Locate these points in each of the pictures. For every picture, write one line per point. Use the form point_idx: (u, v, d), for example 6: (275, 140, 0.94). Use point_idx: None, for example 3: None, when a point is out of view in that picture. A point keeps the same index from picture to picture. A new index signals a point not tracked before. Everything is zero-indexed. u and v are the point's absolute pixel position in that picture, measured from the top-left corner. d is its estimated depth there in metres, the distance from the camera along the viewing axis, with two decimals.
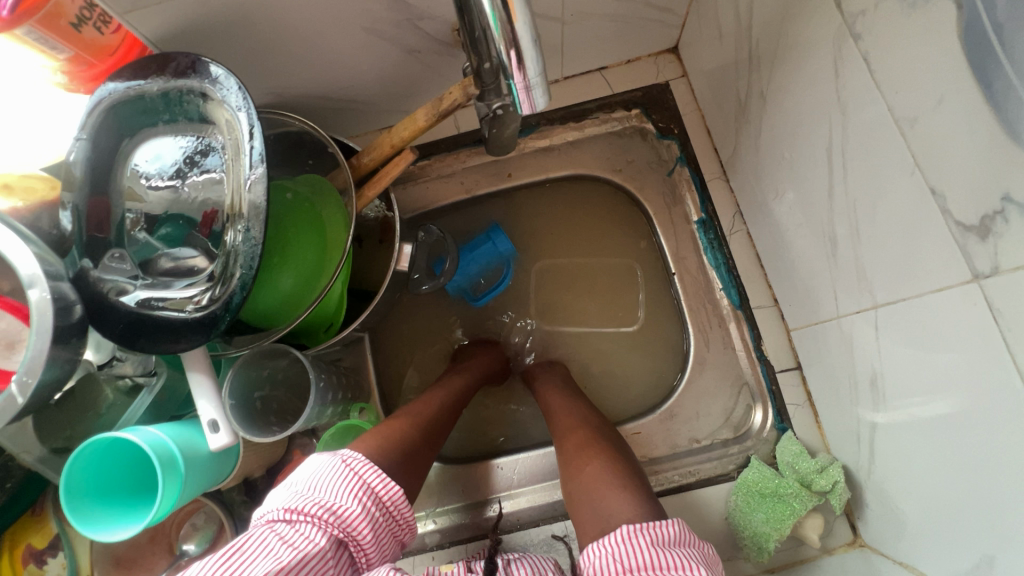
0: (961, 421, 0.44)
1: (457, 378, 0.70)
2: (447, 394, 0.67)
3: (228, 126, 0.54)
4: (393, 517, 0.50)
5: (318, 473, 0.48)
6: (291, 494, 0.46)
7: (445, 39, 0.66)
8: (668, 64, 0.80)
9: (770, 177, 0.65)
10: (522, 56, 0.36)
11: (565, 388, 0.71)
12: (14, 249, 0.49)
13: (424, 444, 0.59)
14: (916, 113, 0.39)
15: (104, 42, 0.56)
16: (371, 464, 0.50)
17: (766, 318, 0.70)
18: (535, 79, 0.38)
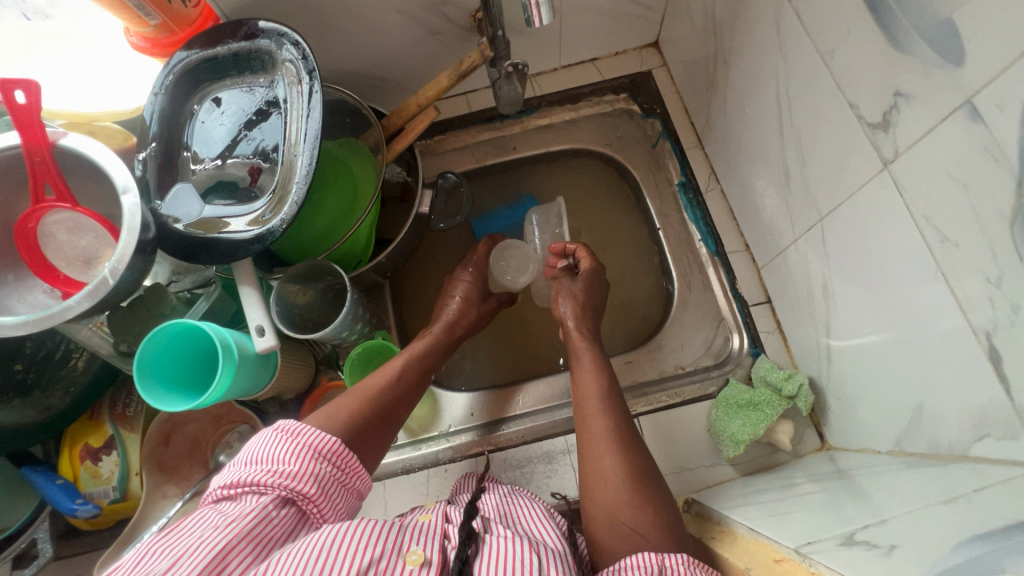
0: (886, 295, 0.53)
1: (421, 347, 0.70)
2: (410, 360, 0.67)
3: (290, 80, 0.66)
4: (339, 468, 0.53)
5: (259, 445, 0.52)
6: (235, 469, 0.50)
7: (464, 24, 0.79)
8: (651, 56, 0.94)
9: (736, 136, 0.76)
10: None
11: (589, 357, 0.67)
12: (112, 162, 0.58)
13: (378, 420, 0.60)
14: (834, 46, 0.51)
15: (186, 14, 0.68)
16: (308, 427, 0.53)
17: (740, 261, 0.81)
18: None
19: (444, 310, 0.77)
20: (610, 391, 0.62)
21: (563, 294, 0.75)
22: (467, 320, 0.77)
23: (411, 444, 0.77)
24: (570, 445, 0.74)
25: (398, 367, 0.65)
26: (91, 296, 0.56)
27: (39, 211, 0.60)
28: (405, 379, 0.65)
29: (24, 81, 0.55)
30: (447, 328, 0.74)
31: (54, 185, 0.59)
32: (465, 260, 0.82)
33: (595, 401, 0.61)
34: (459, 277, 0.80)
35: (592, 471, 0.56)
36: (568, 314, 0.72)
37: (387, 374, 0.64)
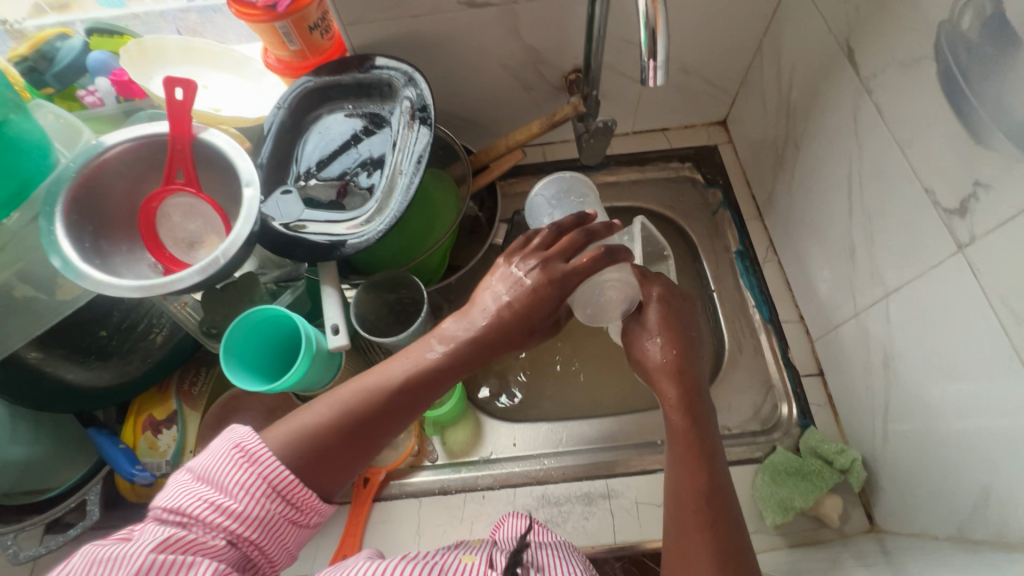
0: (955, 373, 0.54)
1: (426, 368, 0.60)
2: (402, 381, 0.59)
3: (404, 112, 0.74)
4: (291, 506, 0.53)
5: (213, 462, 0.52)
6: (183, 486, 0.50)
7: (555, 83, 0.87)
8: (718, 132, 1.01)
9: (799, 212, 0.81)
10: (656, 57, 0.51)
11: (675, 424, 0.62)
12: (241, 157, 0.65)
13: (347, 445, 0.56)
14: (912, 137, 0.56)
15: (321, 45, 0.78)
16: (269, 457, 0.53)
17: (794, 331, 0.83)
18: (659, 62, 0.52)
19: (473, 320, 0.63)
20: (703, 469, 0.58)
21: (660, 352, 0.66)
22: (505, 337, 0.63)
23: (451, 466, 0.78)
24: (611, 489, 0.74)
25: (387, 391, 0.59)
26: (202, 271, 0.60)
27: (166, 192, 0.67)
28: (394, 408, 0.59)
29: (184, 80, 0.63)
30: (463, 350, 0.62)
31: (186, 170, 0.66)
32: (540, 253, 0.65)
33: (704, 475, 0.58)
34: (519, 278, 0.64)
35: (678, 538, 0.56)
36: (684, 384, 0.64)
37: (370, 390, 0.59)
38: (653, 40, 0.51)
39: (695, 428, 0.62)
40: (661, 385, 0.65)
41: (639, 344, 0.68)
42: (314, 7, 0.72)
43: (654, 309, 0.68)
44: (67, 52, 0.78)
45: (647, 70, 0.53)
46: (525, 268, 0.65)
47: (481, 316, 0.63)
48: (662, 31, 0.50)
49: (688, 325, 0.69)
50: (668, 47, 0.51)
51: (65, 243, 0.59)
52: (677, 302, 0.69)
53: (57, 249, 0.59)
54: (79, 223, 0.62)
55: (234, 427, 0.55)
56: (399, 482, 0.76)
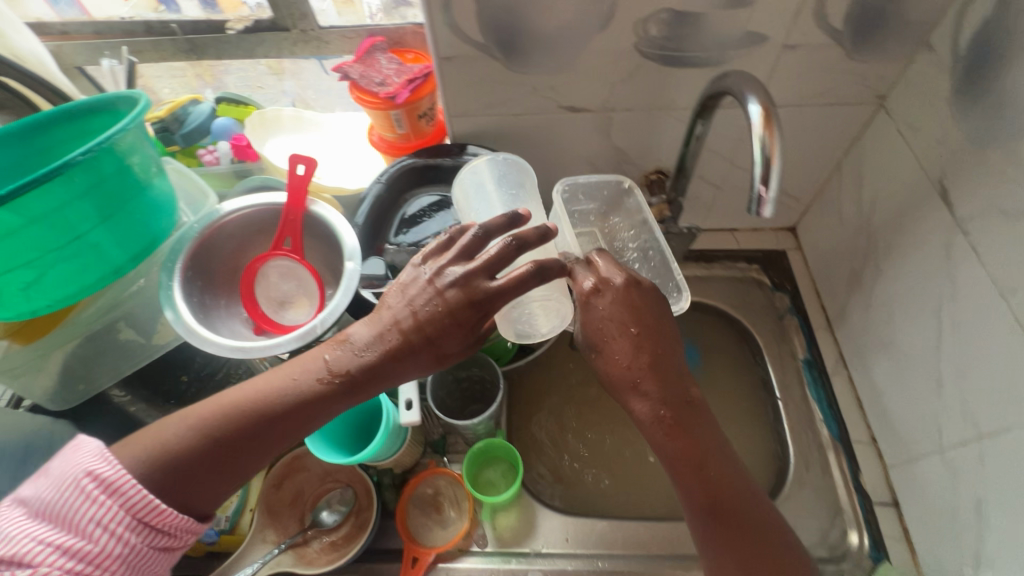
0: None
1: (304, 386, 0.56)
2: (289, 401, 0.56)
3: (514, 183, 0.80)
4: (153, 534, 0.51)
5: (57, 497, 0.48)
6: (24, 522, 0.48)
7: (635, 182, 0.91)
8: (786, 238, 1.02)
9: (876, 331, 0.80)
10: (768, 185, 0.53)
11: (673, 446, 0.60)
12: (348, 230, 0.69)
13: (222, 465, 0.54)
14: (1016, 286, 0.56)
15: (425, 130, 0.84)
16: (115, 485, 0.49)
17: (866, 453, 0.80)
18: (771, 194, 0.53)
19: (366, 334, 0.58)
20: (722, 486, 0.59)
21: (632, 351, 0.62)
22: (406, 357, 0.57)
23: (498, 555, 0.75)
24: None
25: (273, 404, 0.56)
26: (298, 338, 0.62)
27: (271, 255, 0.71)
28: (259, 428, 0.55)
29: (307, 159, 0.69)
30: (355, 372, 0.56)
31: (293, 239, 0.70)
32: (461, 265, 0.58)
33: (715, 484, 0.58)
34: (429, 294, 0.57)
35: (711, 555, 0.57)
36: (659, 392, 0.61)
37: (251, 409, 0.55)
38: (767, 169, 0.53)
39: (692, 435, 0.60)
40: (627, 400, 0.62)
41: (600, 347, 0.64)
42: (427, 99, 0.79)
43: (604, 295, 0.64)
44: (197, 116, 0.87)
45: (758, 195, 0.54)
46: (442, 274, 0.58)
47: (369, 334, 0.57)
48: (776, 163, 0.53)
49: (656, 321, 0.64)
50: (781, 179, 0.53)
51: (178, 297, 0.64)
52: (642, 303, 0.64)
53: (171, 303, 0.63)
54: (192, 278, 0.67)
55: (83, 442, 0.52)
56: (447, 565, 0.74)
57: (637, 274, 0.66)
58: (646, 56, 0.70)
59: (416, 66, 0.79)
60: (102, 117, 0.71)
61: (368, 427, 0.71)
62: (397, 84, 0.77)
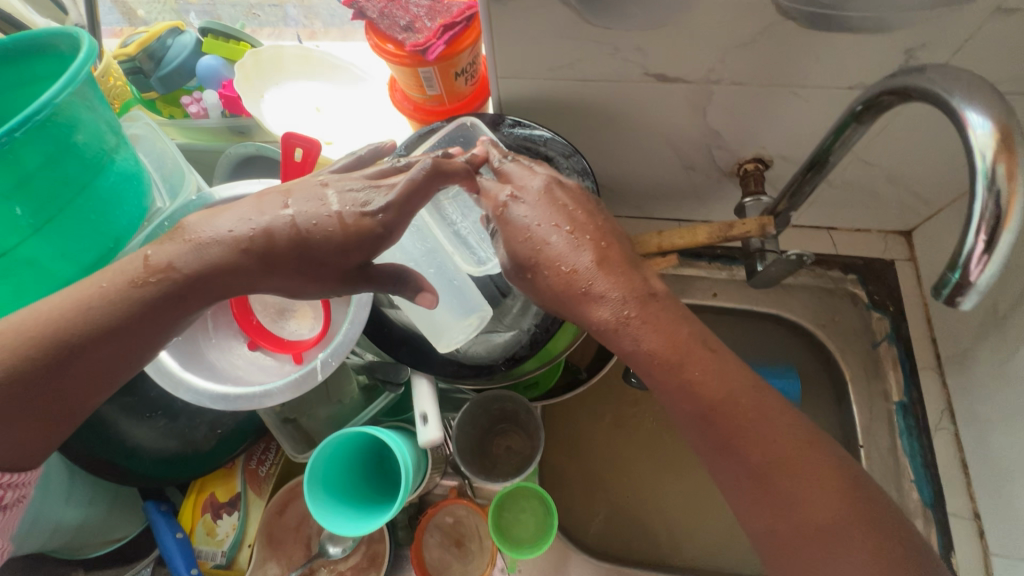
0: None
1: (118, 293, 0.43)
2: (97, 313, 0.42)
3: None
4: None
5: None
6: None
7: (726, 169, 0.71)
8: (897, 245, 0.83)
9: (1011, 395, 0.64)
10: (990, 248, 0.35)
11: (659, 341, 0.44)
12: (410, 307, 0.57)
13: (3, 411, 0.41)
14: None
15: (461, 91, 0.65)
16: None
17: (962, 529, 0.67)
18: (978, 283, 0.36)
19: (218, 224, 0.45)
20: (712, 380, 0.44)
21: (571, 249, 0.46)
22: (274, 259, 0.45)
23: None
24: None
25: (72, 326, 0.42)
26: (294, 387, 0.50)
27: None
28: (87, 356, 0.43)
29: (307, 140, 0.52)
30: (188, 273, 0.44)
31: None
32: (380, 190, 0.47)
33: (715, 386, 0.44)
34: (316, 195, 0.45)
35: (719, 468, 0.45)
36: (619, 288, 0.45)
37: (38, 327, 0.41)
38: (992, 227, 0.35)
39: (660, 324, 0.44)
40: (624, 350, 0.45)
41: (537, 261, 0.47)
42: (468, 52, 0.59)
43: (538, 198, 0.49)
44: (177, 52, 0.68)
45: (964, 266, 0.36)
46: (347, 194, 0.46)
47: (216, 224, 0.44)
48: (1011, 225, 0.34)
49: (602, 220, 0.49)
50: (1014, 246, 0.35)
51: None
52: (594, 207, 0.50)
53: None
54: None
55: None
56: None
57: (562, 174, 0.52)
58: (783, 15, 0.49)
59: (455, 6, 0.59)
60: (49, 63, 0.52)
61: (383, 471, 0.61)
62: (429, 31, 0.57)
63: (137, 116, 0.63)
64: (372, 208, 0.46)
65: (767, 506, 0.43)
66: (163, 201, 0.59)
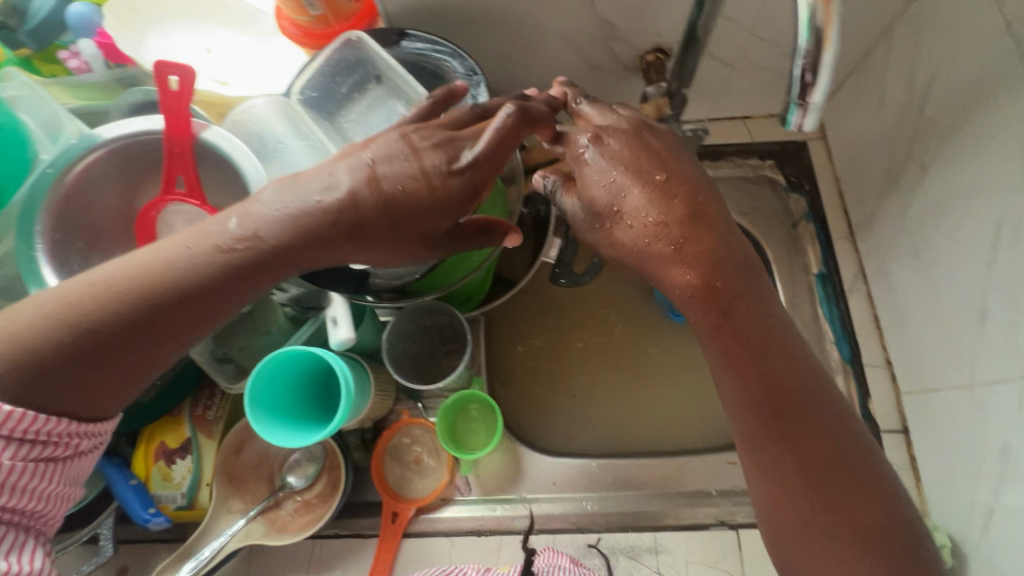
0: None
1: (207, 256, 0.45)
2: (178, 274, 0.45)
3: (370, 76, 0.61)
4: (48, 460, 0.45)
5: None
6: None
7: (629, 63, 0.71)
8: (808, 125, 0.85)
9: (911, 243, 0.68)
10: (816, 75, 0.39)
11: (743, 324, 0.46)
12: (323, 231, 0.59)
13: (61, 359, 0.43)
14: None
15: (346, 10, 0.62)
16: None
17: (877, 377, 0.73)
18: (815, 105, 0.41)
19: (287, 199, 0.45)
20: (770, 353, 0.47)
21: (645, 203, 0.47)
22: (363, 237, 0.46)
23: (483, 502, 0.71)
24: (659, 544, 0.67)
25: (160, 287, 0.45)
26: None
27: (164, 200, 0.56)
28: (167, 316, 0.45)
29: (182, 67, 0.53)
30: (269, 241, 0.45)
31: (187, 178, 0.55)
32: (474, 145, 0.47)
33: (784, 368, 0.47)
34: (399, 155, 0.45)
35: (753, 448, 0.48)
36: (693, 262, 0.46)
37: (123, 285, 0.44)
38: (815, 54, 0.38)
39: (734, 319, 0.46)
40: (696, 319, 0.47)
41: (615, 209, 0.48)
42: None
43: (613, 157, 0.49)
44: (44, 3, 0.65)
45: (799, 93, 0.40)
46: (419, 146, 0.47)
47: (303, 193, 0.45)
48: (830, 47, 0.38)
49: (704, 184, 0.48)
50: (834, 67, 0.39)
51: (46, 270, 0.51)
52: (703, 184, 0.48)
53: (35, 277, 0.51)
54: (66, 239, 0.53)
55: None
56: (430, 517, 0.70)
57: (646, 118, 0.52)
58: None
59: None
60: None
61: (329, 399, 0.62)
62: None
63: (9, 73, 0.60)
64: (460, 164, 0.47)
65: (820, 502, 0.46)
66: (49, 153, 0.59)
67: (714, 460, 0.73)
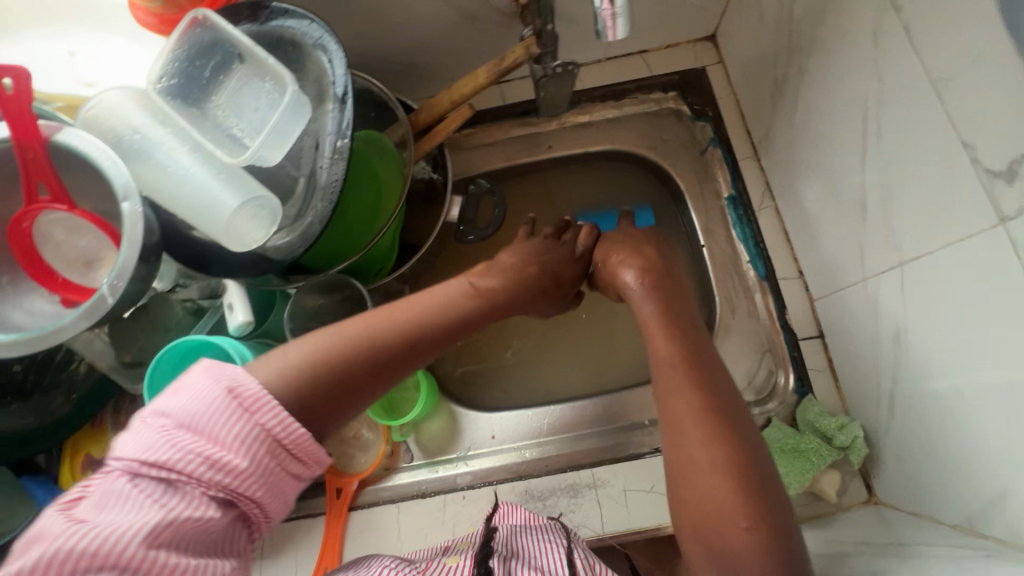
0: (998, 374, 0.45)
1: (412, 327, 0.52)
2: (416, 326, 0.53)
3: (233, 55, 0.58)
4: (291, 457, 0.41)
5: (195, 405, 0.38)
6: (155, 433, 0.37)
7: (505, 10, 0.70)
8: (705, 51, 0.85)
9: (803, 153, 0.69)
10: None
11: (684, 341, 0.55)
12: (194, 218, 0.55)
13: (363, 371, 0.48)
14: (951, 73, 0.44)
15: None
16: (269, 400, 0.40)
17: (791, 288, 0.74)
18: (620, 8, 0.44)
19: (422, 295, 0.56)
20: (704, 360, 0.54)
21: (628, 255, 0.66)
22: (482, 315, 0.59)
23: (427, 465, 0.73)
24: (598, 478, 0.69)
25: (422, 328, 0.53)
26: (89, 316, 0.51)
27: (31, 212, 0.55)
28: (371, 361, 0.48)
29: (9, 67, 0.49)
30: (452, 319, 0.56)
31: (49, 185, 0.53)
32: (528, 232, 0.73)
33: (720, 385, 0.51)
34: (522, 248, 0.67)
35: (671, 412, 0.50)
36: (644, 302, 0.61)
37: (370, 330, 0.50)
38: None
39: (694, 343, 0.55)
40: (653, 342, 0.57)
41: (604, 261, 0.68)
42: None
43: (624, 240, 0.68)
44: None
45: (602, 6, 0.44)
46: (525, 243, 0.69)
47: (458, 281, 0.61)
48: None
49: (653, 247, 0.67)
50: None
51: None
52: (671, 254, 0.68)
53: None
54: None
55: (216, 362, 0.41)
56: (377, 487, 0.72)
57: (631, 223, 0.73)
58: None
59: None
60: None
61: None
62: None
63: None
64: (579, 255, 0.71)
65: (741, 492, 0.44)
66: None
67: (644, 392, 0.75)
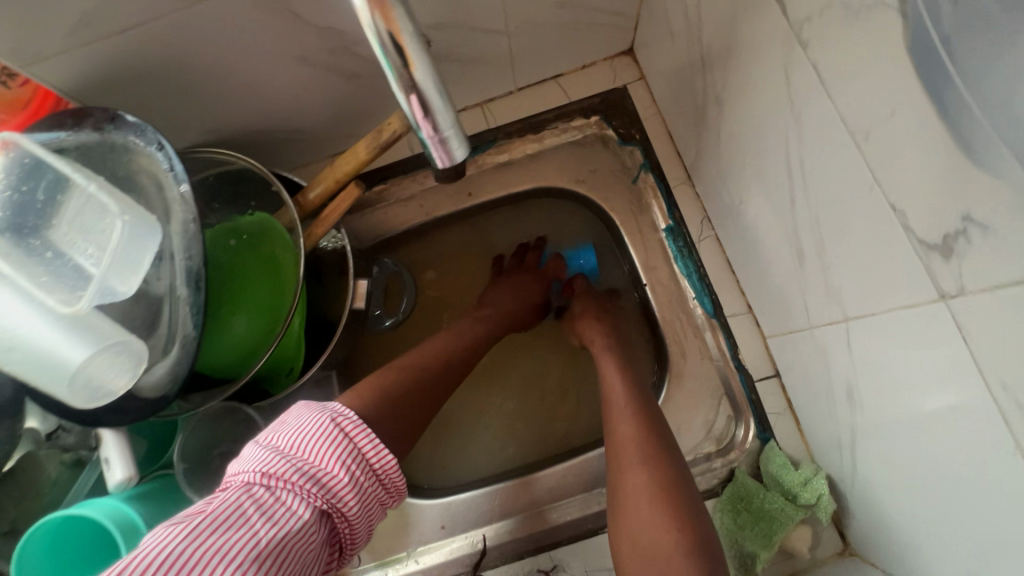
0: (955, 455, 0.40)
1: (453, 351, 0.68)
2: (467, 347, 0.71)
3: (66, 171, 0.49)
4: (383, 486, 0.50)
5: (304, 432, 0.47)
6: (266, 455, 0.46)
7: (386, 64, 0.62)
8: (625, 67, 0.77)
9: (733, 183, 0.62)
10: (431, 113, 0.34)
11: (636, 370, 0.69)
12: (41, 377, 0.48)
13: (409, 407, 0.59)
14: (870, 125, 0.37)
15: (11, 96, 0.50)
16: (361, 427, 0.50)
17: (742, 325, 0.68)
18: (448, 132, 0.36)
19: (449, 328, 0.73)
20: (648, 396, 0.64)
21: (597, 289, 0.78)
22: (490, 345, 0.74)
23: (376, 568, 0.67)
24: (557, 562, 0.64)
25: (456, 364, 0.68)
26: None
27: None
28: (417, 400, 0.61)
29: None
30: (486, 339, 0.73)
31: None
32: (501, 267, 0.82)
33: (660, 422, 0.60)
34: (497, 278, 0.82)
35: (619, 434, 0.60)
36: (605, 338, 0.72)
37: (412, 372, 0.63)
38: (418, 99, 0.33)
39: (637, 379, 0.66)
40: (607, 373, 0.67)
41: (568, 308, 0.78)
42: None
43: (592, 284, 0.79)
44: None
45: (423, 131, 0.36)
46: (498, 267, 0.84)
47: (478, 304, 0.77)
48: (430, 89, 0.33)
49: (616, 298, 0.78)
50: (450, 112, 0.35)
51: None
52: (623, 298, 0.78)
53: None
54: None
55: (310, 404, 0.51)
56: None
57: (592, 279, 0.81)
58: None
59: None
60: None
61: None
62: None
63: None
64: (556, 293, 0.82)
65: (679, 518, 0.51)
66: None
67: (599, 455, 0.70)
